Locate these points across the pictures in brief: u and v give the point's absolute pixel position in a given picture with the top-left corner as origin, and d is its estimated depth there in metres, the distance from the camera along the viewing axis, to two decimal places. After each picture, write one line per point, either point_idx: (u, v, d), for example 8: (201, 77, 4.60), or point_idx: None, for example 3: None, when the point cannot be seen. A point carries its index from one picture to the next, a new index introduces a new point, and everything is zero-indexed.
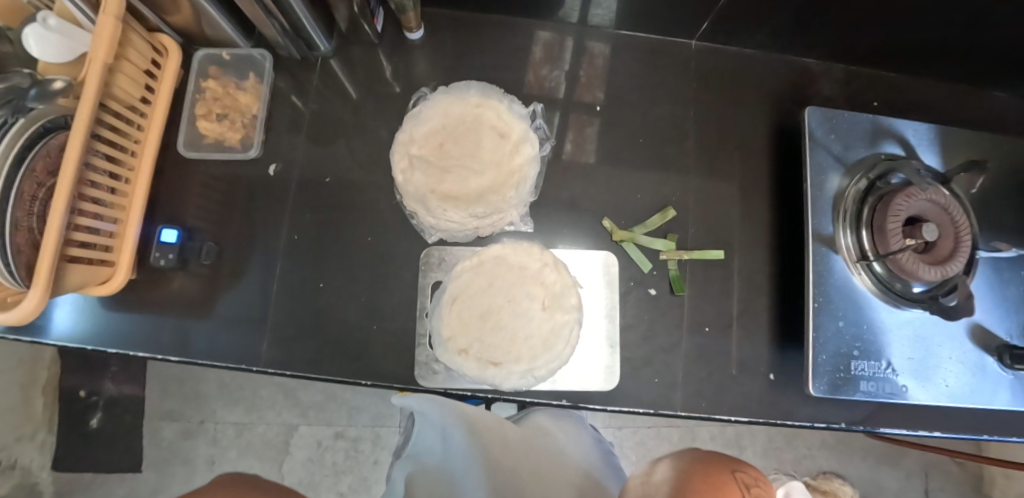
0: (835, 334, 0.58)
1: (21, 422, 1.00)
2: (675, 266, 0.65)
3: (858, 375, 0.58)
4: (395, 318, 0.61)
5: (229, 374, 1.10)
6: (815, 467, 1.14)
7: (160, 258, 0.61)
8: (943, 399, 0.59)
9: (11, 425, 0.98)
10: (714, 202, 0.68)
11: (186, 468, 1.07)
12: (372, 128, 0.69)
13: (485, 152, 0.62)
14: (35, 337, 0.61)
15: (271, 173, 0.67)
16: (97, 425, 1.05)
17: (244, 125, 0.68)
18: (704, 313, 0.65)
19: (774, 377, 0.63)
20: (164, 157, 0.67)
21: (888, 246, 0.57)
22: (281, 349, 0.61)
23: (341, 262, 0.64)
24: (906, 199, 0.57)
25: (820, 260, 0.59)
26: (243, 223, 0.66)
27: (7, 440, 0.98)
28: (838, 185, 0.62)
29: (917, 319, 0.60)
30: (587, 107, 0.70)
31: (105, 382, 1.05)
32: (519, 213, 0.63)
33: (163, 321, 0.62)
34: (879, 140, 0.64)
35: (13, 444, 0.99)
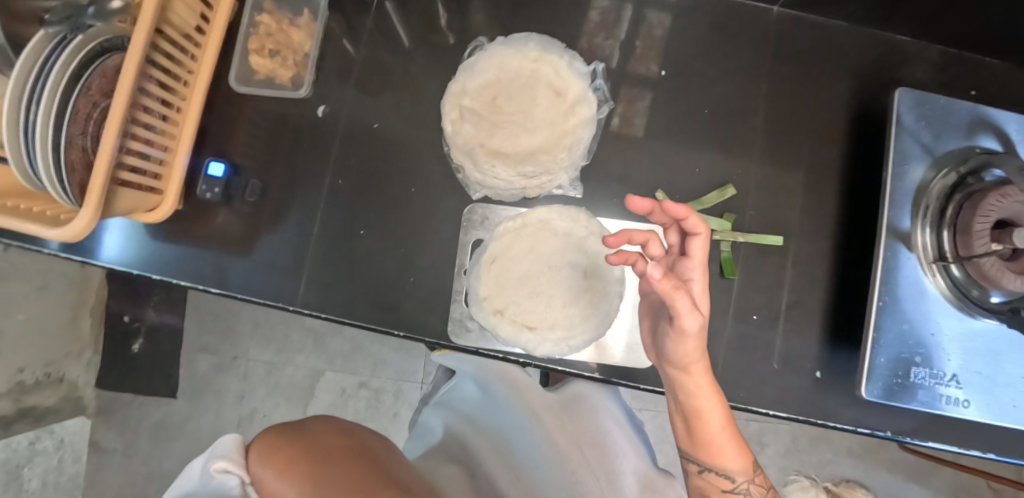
0: (897, 337, 0.54)
1: (71, 339, 1.04)
2: (728, 248, 0.61)
3: (916, 383, 0.54)
4: (431, 273, 0.60)
5: (261, 315, 1.14)
6: (838, 474, 1.09)
7: (206, 191, 0.61)
8: (1009, 421, 0.54)
9: (62, 342, 1.02)
10: (776, 186, 0.63)
11: (217, 399, 1.13)
12: (423, 78, 0.66)
13: (539, 110, 0.60)
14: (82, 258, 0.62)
15: (320, 115, 0.66)
16: (140, 350, 1.11)
17: (296, 63, 0.67)
18: (753, 301, 0.61)
19: (821, 375, 0.60)
20: (215, 91, 0.66)
21: (970, 249, 0.52)
22: (315, 294, 0.61)
23: (380, 212, 0.62)
24: (1000, 199, 0.51)
25: (890, 256, 0.55)
26: (287, 163, 0.65)
27: (56, 355, 1.01)
28: (922, 177, 0.56)
29: (993, 333, 0.54)
30: (652, 72, 0.65)
31: (147, 310, 1.10)
32: (569, 177, 0.60)
33: (203, 255, 0.62)
34: (974, 132, 0.57)
35: (62, 360, 1.03)
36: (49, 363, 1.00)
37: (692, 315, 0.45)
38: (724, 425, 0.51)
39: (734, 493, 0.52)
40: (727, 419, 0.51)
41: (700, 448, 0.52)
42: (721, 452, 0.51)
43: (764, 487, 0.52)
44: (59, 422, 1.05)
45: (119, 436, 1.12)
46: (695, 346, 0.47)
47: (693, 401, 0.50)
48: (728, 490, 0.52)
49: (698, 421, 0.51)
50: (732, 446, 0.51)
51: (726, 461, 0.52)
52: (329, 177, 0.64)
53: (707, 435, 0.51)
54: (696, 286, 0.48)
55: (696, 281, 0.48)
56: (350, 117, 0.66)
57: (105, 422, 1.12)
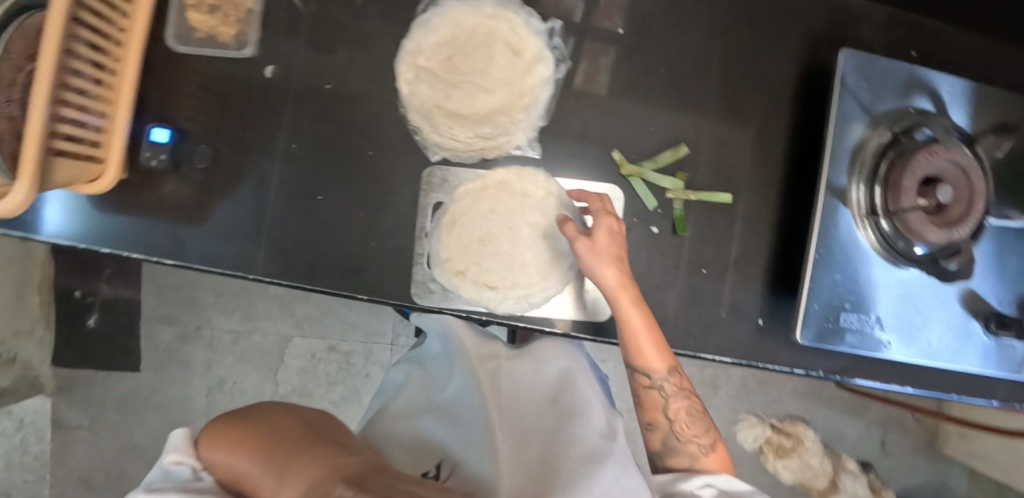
0: (830, 285, 0.59)
1: (19, 318, 1.00)
2: (680, 207, 0.64)
3: (845, 326, 0.59)
4: (394, 236, 0.61)
5: (224, 284, 1.12)
6: (782, 412, 1.20)
7: (153, 158, 0.60)
8: (924, 358, 0.60)
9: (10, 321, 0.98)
10: (728, 145, 0.66)
11: (184, 370, 1.11)
12: (374, 33, 0.63)
13: (497, 70, 0.60)
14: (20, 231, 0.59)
15: (268, 75, 0.63)
16: (95, 326, 1.07)
17: (239, 20, 0.64)
18: (703, 255, 0.65)
19: (763, 322, 0.65)
20: (153, 50, 0.62)
21: (899, 203, 0.56)
22: (279, 259, 0.61)
23: (340, 176, 0.62)
24: (926, 157, 0.56)
25: (829, 211, 0.59)
26: (239, 128, 0.63)
27: (6, 334, 0.98)
28: (860, 136, 0.59)
29: (913, 279, 0.60)
30: (610, 33, 0.64)
31: (99, 284, 1.07)
32: (527, 137, 0.62)
33: (152, 224, 0.61)
34: (909, 93, 0.60)
35: (13, 339, 0.99)
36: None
37: (580, 240, 0.54)
38: (648, 327, 0.55)
39: (651, 389, 0.57)
40: (649, 324, 0.55)
41: (626, 349, 0.56)
42: (647, 353, 0.55)
43: (678, 387, 0.57)
44: (17, 403, 1.01)
45: (83, 411, 1.08)
46: (602, 264, 0.54)
47: (616, 307, 0.54)
48: (647, 386, 0.57)
49: (624, 320, 0.54)
50: (654, 345, 0.55)
51: (648, 360, 0.55)
52: (283, 139, 0.63)
53: (629, 334, 0.54)
54: (600, 227, 0.55)
55: (602, 220, 0.56)
56: (301, 78, 0.63)
57: (67, 400, 1.08)
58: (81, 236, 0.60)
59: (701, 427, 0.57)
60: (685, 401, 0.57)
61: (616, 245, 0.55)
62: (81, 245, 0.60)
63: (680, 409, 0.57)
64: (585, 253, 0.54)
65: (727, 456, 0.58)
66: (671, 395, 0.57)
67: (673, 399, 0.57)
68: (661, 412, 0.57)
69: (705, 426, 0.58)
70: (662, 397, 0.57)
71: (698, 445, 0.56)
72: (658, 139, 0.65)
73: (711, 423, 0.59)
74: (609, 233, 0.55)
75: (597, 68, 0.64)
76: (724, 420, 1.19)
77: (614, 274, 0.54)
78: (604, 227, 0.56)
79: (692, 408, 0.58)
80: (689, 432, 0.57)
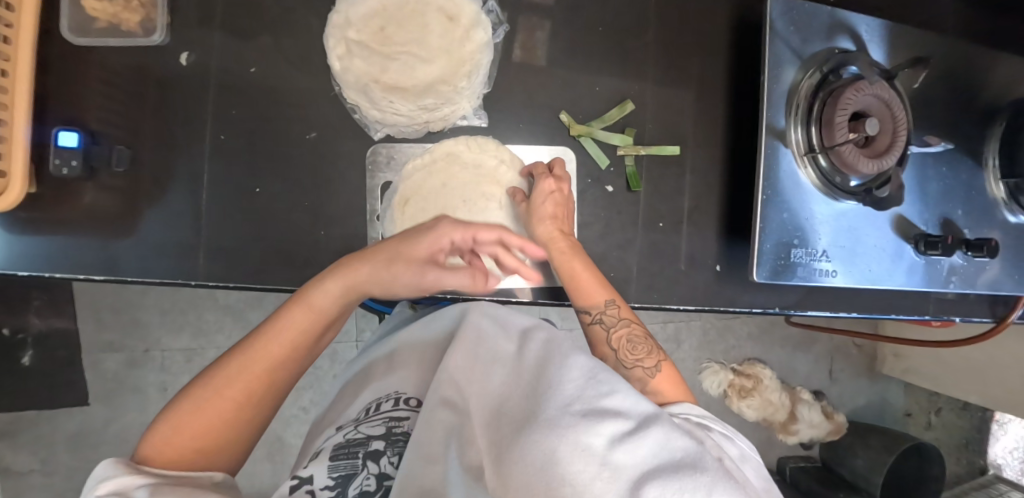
0: (780, 224, 0.62)
1: None
2: (632, 162, 0.67)
3: (796, 262, 0.62)
4: (341, 223, 0.63)
5: (169, 300, 1.05)
6: (741, 356, 1.28)
7: (63, 165, 0.57)
8: (865, 282, 0.65)
9: None
10: (667, 104, 0.69)
11: (138, 397, 1.04)
12: (304, 21, 0.64)
13: (434, 38, 0.60)
14: None
15: (184, 63, 0.62)
16: (30, 363, 0.99)
17: (141, 4, 0.61)
18: (659, 210, 0.68)
19: (720, 268, 0.69)
20: (46, 48, 0.59)
21: (833, 139, 0.60)
22: (236, 259, 0.62)
23: (276, 166, 0.63)
24: (854, 93, 0.59)
25: (771, 153, 0.61)
26: (156, 126, 0.62)
27: None
28: (793, 79, 0.62)
29: (851, 211, 0.64)
30: (539, 7, 0.67)
31: (30, 317, 0.98)
32: (472, 106, 0.64)
33: (77, 237, 0.60)
34: (833, 35, 0.63)
35: None
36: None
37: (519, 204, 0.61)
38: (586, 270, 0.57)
39: (594, 325, 0.55)
40: (590, 269, 0.57)
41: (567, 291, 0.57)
42: (588, 290, 0.56)
43: (618, 317, 0.55)
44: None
45: (31, 455, 1.00)
46: (539, 220, 0.59)
47: (556, 253, 0.58)
48: (589, 322, 0.55)
49: (563, 261, 0.57)
50: (594, 283, 0.56)
51: (590, 296, 0.56)
52: (208, 133, 0.62)
53: (568, 275, 0.57)
54: (540, 191, 0.60)
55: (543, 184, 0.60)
56: (230, 70, 0.62)
57: (11, 446, 0.99)
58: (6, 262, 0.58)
59: (644, 352, 0.52)
60: (626, 328, 0.54)
61: (557, 208, 0.61)
62: (14, 270, 0.59)
63: (622, 337, 0.53)
64: (523, 213, 0.61)
65: (676, 372, 0.51)
66: (612, 325, 0.54)
67: (614, 330, 0.54)
68: (606, 345, 0.54)
69: (649, 349, 0.53)
70: (604, 330, 0.54)
71: (642, 367, 0.50)
72: (601, 101, 0.68)
73: (657, 349, 0.53)
74: (548, 195, 0.60)
75: (520, 39, 0.66)
76: (689, 371, 1.25)
77: (552, 227, 0.59)
78: (546, 190, 0.60)
79: (635, 334, 0.53)
80: (632, 358, 0.52)
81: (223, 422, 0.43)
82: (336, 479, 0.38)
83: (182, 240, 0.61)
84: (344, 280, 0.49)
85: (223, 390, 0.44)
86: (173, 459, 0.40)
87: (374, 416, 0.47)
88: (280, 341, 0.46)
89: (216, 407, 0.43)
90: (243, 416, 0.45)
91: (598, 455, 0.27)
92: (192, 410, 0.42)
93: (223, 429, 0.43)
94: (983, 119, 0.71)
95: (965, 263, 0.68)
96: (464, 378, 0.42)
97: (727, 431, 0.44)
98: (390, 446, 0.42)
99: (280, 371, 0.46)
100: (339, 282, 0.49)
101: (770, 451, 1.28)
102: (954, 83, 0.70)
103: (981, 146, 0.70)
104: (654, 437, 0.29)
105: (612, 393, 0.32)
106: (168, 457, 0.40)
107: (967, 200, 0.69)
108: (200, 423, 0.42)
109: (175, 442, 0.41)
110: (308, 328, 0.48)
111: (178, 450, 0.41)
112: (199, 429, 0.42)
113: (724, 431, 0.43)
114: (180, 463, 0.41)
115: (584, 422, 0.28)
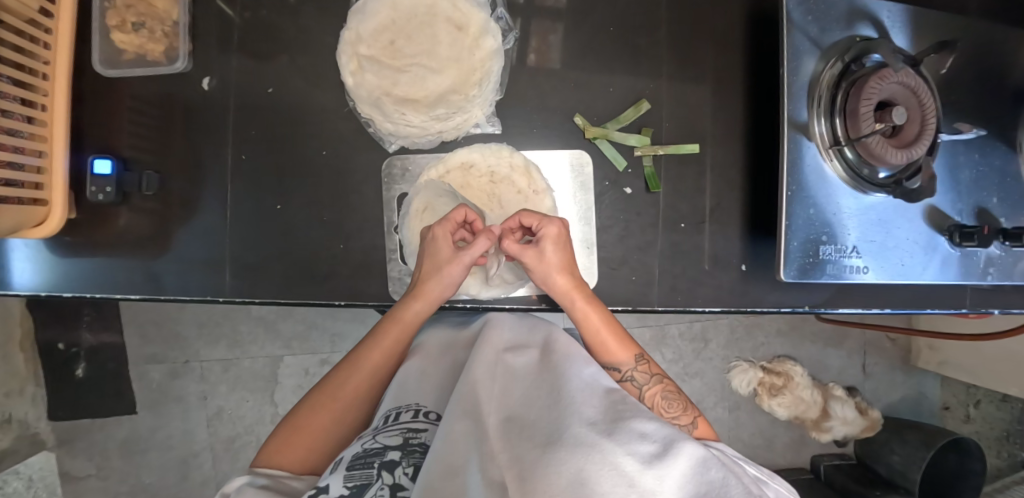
0: (807, 221, 0.60)
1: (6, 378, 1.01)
2: (650, 163, 0.66)
3: (826, 259, 0.61)
4: (361, 236, 0.65)
5: (205, 313, 1.09)
6: (771, 353, 1.24)
7: (98, 192, 0.61)
8: (898, 277, 0.62)
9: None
10: (685, 102, 0.67)
11: (181, 405, 1.08)
12: (318, 38, 0.65)
13: (444, 48, 0.62)
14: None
15: (206, 87, 0.64)
16: (83, 375, 1.04)
17: (166, 34, 0.63)
18: (679, 211, 0.67)
19: (746, 267, 0.68)
20: (81, 80, 0.63)
21: (859, 130, 0.58)
22: (270, 276, 0.64)
23: (302, 182, 0.65)
24: (878, 82, 0.57)
25: (793, 147, 0.59)
26: (185, 149, 0.64)
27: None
28: (814, 69, 0.60)
29: (881, 204, 0.61)
30: (550, 12, 0.67)
31: (81, 332, 1.04)
32: (485, 114, 0.64)
33: (117, 260, 0.63)
34: (853, 23, 0.61)
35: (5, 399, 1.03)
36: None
37: (528, 251, 0.57)
38: (605, 324, 0.56)
39: (624, 382, 0.54)
40: (609, 321, 0.56)
41: (591, 349, 0.56)
42: (610, 347, 0.55)
43: (650, 373, 0.55)
44: (22, 462, 1.04)
45: (88, 461, 1.06)
46: (553, 274, 0.56)
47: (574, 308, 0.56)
48: (620, 380, 0.54)
49: (582, 319, 0.56)
50: (618, 337, 0.55)
51: (612, 352, 0.55)
52: (230, 155, 0.65)
53: (591, 331, 0.56)
54: (546, 237, 0.57)
55: (547, 229, 0.57)
56: (251, 91, 0.65)
57: (69, 453, 1.05)
58: (56, 284, 0.63)
59: (679, 409, 0.52)
60: (659, 385, 0.54)
61: (564, 256, 0.58)
62: (61, 292, 0.63)
63: (655, 394, 0.53)
64: (534, 266, 0.57)
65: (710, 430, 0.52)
66: (644, 383, 0.54)
67: (647, 388, 0.54)
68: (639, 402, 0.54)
69: (685, 406, 0.53)
70: (636, 387, 0.54)
71: (679, 426, 0.50)
72: (617, 103, 0.67)
73: (690, 405, 0.53)
74: (555, 243, 0.57)
75: (534, 44, 0.66)
76: (717, 369, 1.23)
77: (565, 281, 0.56)
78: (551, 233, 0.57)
79: (668, 390, 0.54)
80: (667, 416, 0.51)
81: (329, 429, 0.50)
82: (351, 488, 0.35)
83: (212, 258, 0.64)
84: (424, 297, 0.56)
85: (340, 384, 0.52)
86: (298, 457, 0.48)
87: (392, 425, 0.44)
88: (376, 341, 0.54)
89: (329, 412, 0.51)
90: (345, 420, 0.51)
91: (627, 475, 0.28)
92: (319, 408, 0.51)
93: (324, 435, 0.50)
94: (1016, 101, 0.67)
95: (1003, 253, 0.64)
96: (487, 386, 0.42)
97: (760, 474, 0.44)
98: (407, 456, 0.39)
99: (374, 382, 0.54)
100: (418, 300, 0.56)
101: (803, 449, 1.25)
102: (983, 66, 0.67)
103: (1016, 130, 0.67)
104: (683, 456, 0.31)
105: (638, 419, 0.34)
106: (290, 460, 0.47)
107: (1002, 187, 0.65)
108: (313, 429, 0.50)
109: (295, 444, 0.48)
110: (399, 338, 0.56)
111: (297, 449, 0.48)
112: (310, 429, 0.49)
113: (756, 475, 0.42)
114: (299, 464, 0.47)
115: (615, 443, 0.30)
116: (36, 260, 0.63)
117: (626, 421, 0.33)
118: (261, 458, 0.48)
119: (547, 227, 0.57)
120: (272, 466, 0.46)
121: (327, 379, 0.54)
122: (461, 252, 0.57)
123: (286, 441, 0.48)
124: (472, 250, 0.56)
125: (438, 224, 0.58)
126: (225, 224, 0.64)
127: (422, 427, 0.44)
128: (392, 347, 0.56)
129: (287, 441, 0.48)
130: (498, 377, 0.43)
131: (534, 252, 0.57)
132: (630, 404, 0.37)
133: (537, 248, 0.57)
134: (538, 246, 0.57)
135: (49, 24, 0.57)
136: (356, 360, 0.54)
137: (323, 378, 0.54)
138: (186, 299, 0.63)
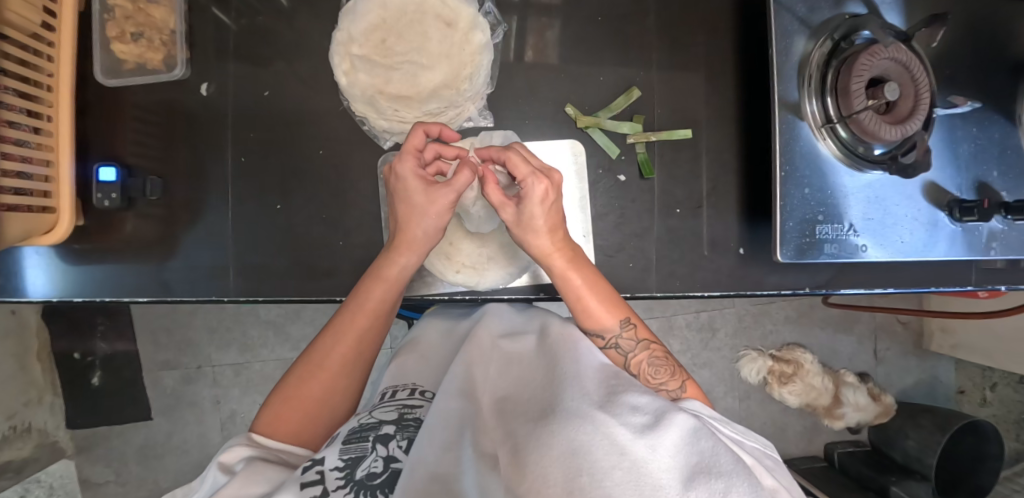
0: (801, 201, 0.60)
1: (24, 388, 1.03)
2: (643, 149, 0.67)
3: (823, 238, 0.60)
4: (359, 233, 0.66)
5: (216, 318, 1.11)
6: (780, 341, 1.23)
7: (104, 198, 0.62)
8: (898, 255, 0.62)
9: (15, 392, 1.01)
10: (678, 88, 0.68)
11: (194, 410, 1.10)
12: (315, 42, 0.67)
13: (433, 44, 0.61)
14: (15, 295, 0.64)
15: (205, 93, 0.66)
16: (99, 383, 1.07)
17: (164, 43, 0.65)
18: (675, 196, 0.68)
19: (744, 251, 0.68)
20: (86, 91, 0.65)
21: (851, 108, 0.58)
22: (270, 274, 0.66)
23: (300, 182, 0.66)
24: (870, 58, 0.57)
25: (786, 127, 0.60)
26: (188, 156, 0.66)
27: (15, 405, 1.01)
28: (804, 49, 0.60)
29: (877, 181, 0.61)
30: (543, 7, 0.67)
31: (96, 342, 1.06)
32: (477, 108, 0.65)
33: (122, 262, 0.65)
34: (842, 1, 0.61)
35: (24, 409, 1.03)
36: (10, 415, 1.01)
37: (507, 208, 0.55)
38: (592, 282, 0.55)
39: (608, 349, 0.53)
40: (593, 282, 0.55)
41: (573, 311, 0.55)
42: (598, 312, 0.53)
43: (635, 340, 0.53)
44: (43, 470, 1.05)
45: (106, 467, 1.08)
46: (535, 236, 0.54)
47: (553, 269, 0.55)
48: (603, 347, 0.53)
49: (563, 279, 0.54)
50: (605, 303, 0.54)
51: (597, 318, 0.53)
52: (230, 158, 0.66)
53: (574, 297, 0.54)
54: (532, 196, 0.53)
55: (533, 187, 0.53)
56: (249, 95, 0.66)
57: (88, 459, 1.08)
58: (70, 290, 0.65)
59: (667, 375, 0.51)
60: (645, 351, 0.52)
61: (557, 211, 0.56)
62: (70, 296, 0.65)
63: (642, 361, 0.52)
64: (513, 224, 0.55)
65: (700, 393, 0.51)
66: (629, 351, 0.52)
67: (633, 355, 0.52)
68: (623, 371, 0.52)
69: (672, 371, 0.51)
70: (620, 355, 0.52)
71: (665, 392, 0.49)
72: (608, 91, 0.68)
73: (677, 370, 0.52)
74: (540, 205, 0.53)
75: (531, 40, 0.67)
76: (726, 359, 1.23)
77: (550, 242, 0.54)
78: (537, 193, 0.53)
79: (655, 356, 0.52)
80: (655, 383, 0.50)
81: (319, 402, 0.50)
82: (345, 460, 0.36)
83: (215, 260, 0.66)
84: (410, 248, 0.55)
85: (326, 359, 0.51)
86: (292, 429, 0.48)
87: (387, 402, 0.46)
88: (364, 317, 0.53)
89: (316, 386, 0.50)
90: (336, 395, 0.51)
91: (619, 443, 0.28)
92: (306, 380, 0.50)
93: (317, 408, 0.50)
94: (1015, 75, 0.66)
95: (1006, 227, 0.64)
96: (483, 368, 0.43)
97: (736, 431, 0.44)
98: (401, 430, 0.41)
99: (362, 350, 0.53)
100: (406, 249, 0.55)
101: (816, 437, 1.24)
102: (980, 40, 0.66)
103: (1014, 103, 0.66)
104: (674, 426, 0.30)
105: (631, 393, 0.34)
106: (284, 431, 0.48)
107: (1002, 160, 0.64)
108: (305, 400, 0.49)
109: (288, 416, 0.49)
110: (386, 298, 0.54)
111: (289, 425, 0.48)
112: (300, 407, 0.49)
113: (733, 435, 0.42)
114: (290, 436, 0.48)
115: (608, 415, 0.30)
116: (48, 267, 0.64)
117: (620, 395, 0.33)
118: (257, 426, 0.49)
119: (533, 184, 0.53)
120: (269, 436, 0.47)
121: (312, 351, 0.52)
122: (438, 186, 0.53)
123: (279, 412, 0.49)
124: (455, 184, 0.53)
125: (401, 161, 0.53)
126: (228, 226, 0.66)
127: (417, 404, 0.46)
128: (378, 309, 0.54)
129: (278, 415, 0.49)
130: (497, 360, 0.44)
131: (514, 211, 0.54)
132: (622, 378, 0.37)
133: (518, 207, 0.54)
134: (519, 206, 0.54)
135: (52, 37, 0.58)
136: (345, 327, 0.52)
137: (311, 347, 0.53)
138: (194, 300, 0.65)
